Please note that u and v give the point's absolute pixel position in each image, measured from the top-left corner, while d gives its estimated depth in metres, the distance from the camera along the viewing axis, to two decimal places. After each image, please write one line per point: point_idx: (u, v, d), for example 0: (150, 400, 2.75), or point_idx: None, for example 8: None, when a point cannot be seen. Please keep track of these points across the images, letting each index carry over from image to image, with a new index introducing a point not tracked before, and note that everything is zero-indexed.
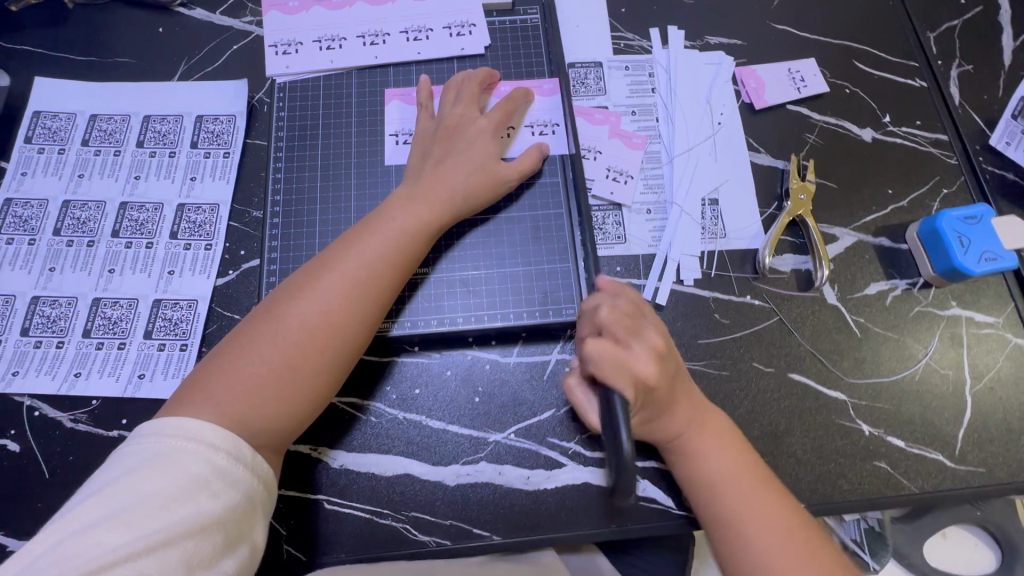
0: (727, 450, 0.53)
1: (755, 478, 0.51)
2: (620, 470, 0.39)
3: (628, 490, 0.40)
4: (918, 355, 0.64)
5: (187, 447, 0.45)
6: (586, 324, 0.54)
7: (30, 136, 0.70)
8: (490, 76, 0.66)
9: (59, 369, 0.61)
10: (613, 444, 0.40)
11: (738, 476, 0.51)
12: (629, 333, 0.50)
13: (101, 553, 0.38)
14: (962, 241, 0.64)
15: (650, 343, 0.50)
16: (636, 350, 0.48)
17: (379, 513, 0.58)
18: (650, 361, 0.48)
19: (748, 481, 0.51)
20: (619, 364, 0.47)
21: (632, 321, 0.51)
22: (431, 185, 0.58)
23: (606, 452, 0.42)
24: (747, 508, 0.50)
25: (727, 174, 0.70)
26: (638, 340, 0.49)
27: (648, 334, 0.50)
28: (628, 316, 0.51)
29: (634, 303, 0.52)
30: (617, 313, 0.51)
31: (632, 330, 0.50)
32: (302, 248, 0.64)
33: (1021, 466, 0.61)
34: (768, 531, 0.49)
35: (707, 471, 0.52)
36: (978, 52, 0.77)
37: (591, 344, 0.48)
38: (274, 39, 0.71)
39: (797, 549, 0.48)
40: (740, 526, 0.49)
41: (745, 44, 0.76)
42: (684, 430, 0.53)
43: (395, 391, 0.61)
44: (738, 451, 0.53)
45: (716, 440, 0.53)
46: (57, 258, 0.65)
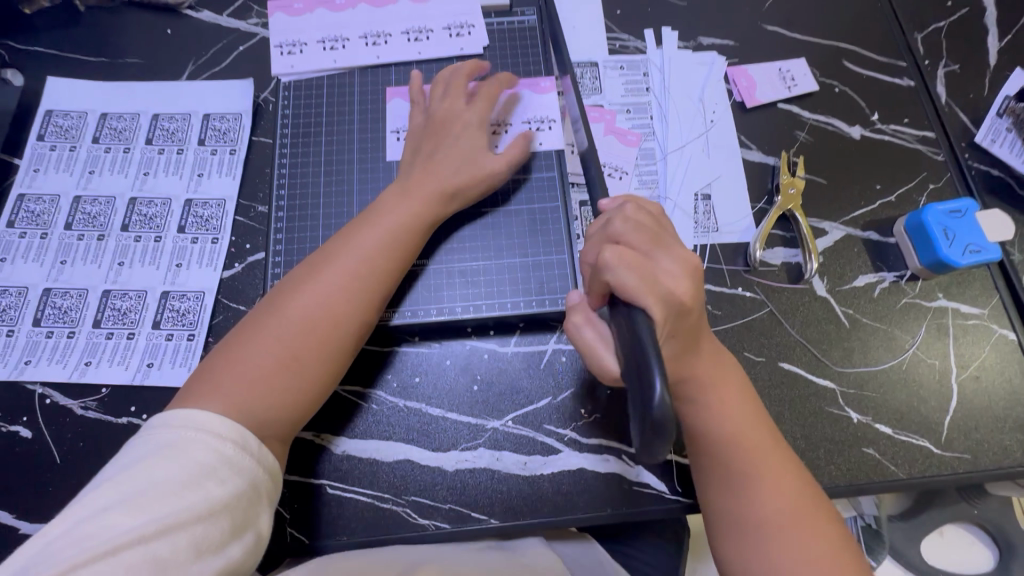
0: (743, 408, 0.53)
1: (766, 433, 0.53)
2: (653, 410, 0.36)
3: (666, 436, 0.37)
4: (906, 345, 0.65)
5: (195, 437, 0.46)
6: (593, 244, 0.52)
7: (43, 134, 0.72)
8: (480, 67, 0.67)
9: (70, 358, 0.63)
10: (644, 391, 0.37)
11: (752, 431, 0.52)
12: (653, 244, 0.49)
13: (114, 536, 0.39)
14: (947, 234, 0.65)
15: (682, 259, 0.49)
16: (667, 266, 0.48)
17: (381, 497, 0.60)
18: (676, 273, 0.47)
19: (754, 437, 0.52)
20: (649, 276, 0.46)
21: (651, 231, 0.50)
22: (423, 180, 0.61)
23: (634, 400, 0.39)
24: (758, 464, 0.51)
25: (720, 170, 0.72)
26: (665, 252, 0.48)
27: (675, 248, 0.49)
28: (648, 229, 0.50)
29: (651, 215, 0.52)
30: (635, 225, 0.50)
31: (658, 242, 0.49)
32: (306, 241, 0.66)
33: (1007, 453, 0.62)
34: (770, 484, 0.50)
35: (724, 424, 0.52)
36: (964, 52, 0.79)
37: (614, 253, 0.46)
38: (280, 40, 0.73)
39: (797, 503, 0.49)
40: (751, 480, 0.51)
41: (736, 45, 0.78)
42: (705, 382, 0.52)
43: (395, 379, 0.63)
44: (753, 409, 0.54)
45: (733, 394, 0.53)
46: (69, 251, 0.67)
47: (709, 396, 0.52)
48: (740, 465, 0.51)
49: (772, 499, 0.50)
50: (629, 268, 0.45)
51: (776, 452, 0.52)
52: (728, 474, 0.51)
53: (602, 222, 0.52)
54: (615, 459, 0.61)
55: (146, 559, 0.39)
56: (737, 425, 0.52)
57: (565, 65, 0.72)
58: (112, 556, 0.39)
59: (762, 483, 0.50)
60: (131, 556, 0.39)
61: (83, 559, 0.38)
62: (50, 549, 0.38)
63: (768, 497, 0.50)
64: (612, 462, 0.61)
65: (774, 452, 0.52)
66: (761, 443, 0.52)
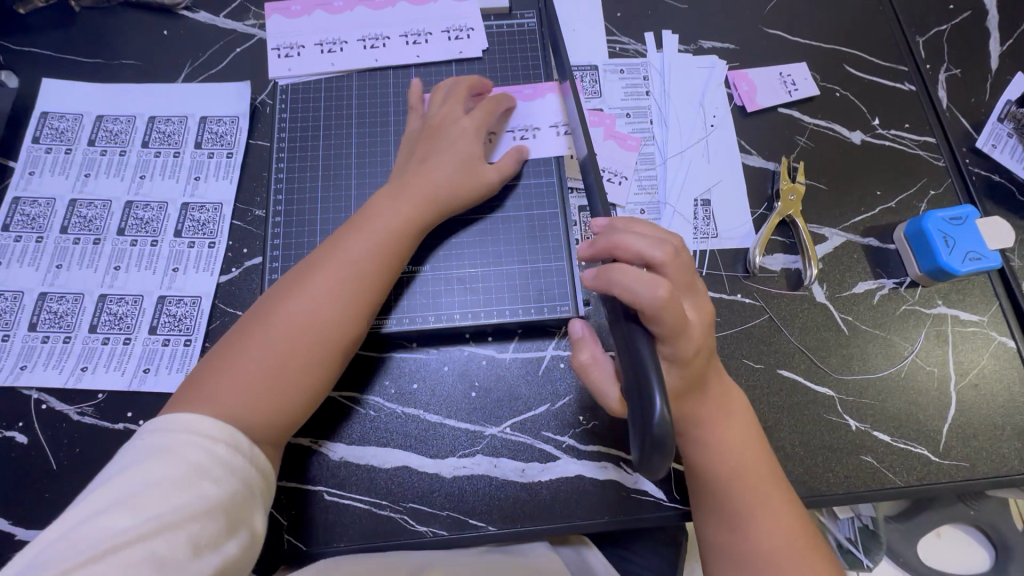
0: (745, 443, 0.53)
1: (767, 471, 0.53)
2: (653, 426, 0.39)
3: (665, 454, 0.39)
4: (905, 352, 0.65)
5: (187, 438, 0.46)
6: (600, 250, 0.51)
7: (39, 136, 0.71)
8: (481, 84, 0.67)
9: (66, 363, 0.63)
10: (645, 408, 0.40)
11: (753, 468, 0.52)
12: (684, 286, 0.49)
13: (111, 536, 0.40)
14: (947, 241, 0.65)
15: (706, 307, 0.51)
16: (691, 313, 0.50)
17: (378, 504, 0.59)
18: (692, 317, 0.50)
19: (751, 478, 0.52)
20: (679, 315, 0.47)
21: (686, 273, 0.50)
22: (415, 185, 0.60)
23: (635, 417, 0.41)
24: (757, 500, 0.51)
25: (720, 176, 0.72)
26: (689, 297, 0.50)
27: (699, 295, 0.51)
28: (686, 270, 0.50)
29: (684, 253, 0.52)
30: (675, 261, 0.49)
31: (690, 286, 0.50)
32: (303, 246, 0.65)
33: (1005, 461, 0.62)
34: (763, 525, 0.50)
35: (725, 460, 0.52)
36: (966, 57, 0.78)
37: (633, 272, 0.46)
38: (277, 42, 0.73)
39: (790, 546, 0.49)
40: (747, 516, 0.51)
41: (737, 48, 0.77)
42: (707, 417, 0.53)
43: (393, 386, 0.63)
44: (756, 444, 0.54)
45: (736, 432, 0.53)
46: (64, 255, 0.67)
47: (709, 432, 0.53)
48: (737, 502, 0.51)
49: (767, 535, 0.50)
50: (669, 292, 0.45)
51: (775, 488, 0.52)
52: (725, 511, 0.52)
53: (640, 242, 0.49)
54: (613, 466, 0.61)
55: (144, 558, 0.40)
56: (739, 460, 0.53)
57: (558, 67, 0.70)
58: (109, 557, 0.39)
59: (758, 518, 0.51)
60: (129, 556, 0.39)
61: (80, 561, 0.38)
62: (47, 553, 0.39)
63: (763, 534, 0.50)
64: (610, 469, 0.60)
65: (773, 489, 0.52)
66: (761, 480, 0.52)
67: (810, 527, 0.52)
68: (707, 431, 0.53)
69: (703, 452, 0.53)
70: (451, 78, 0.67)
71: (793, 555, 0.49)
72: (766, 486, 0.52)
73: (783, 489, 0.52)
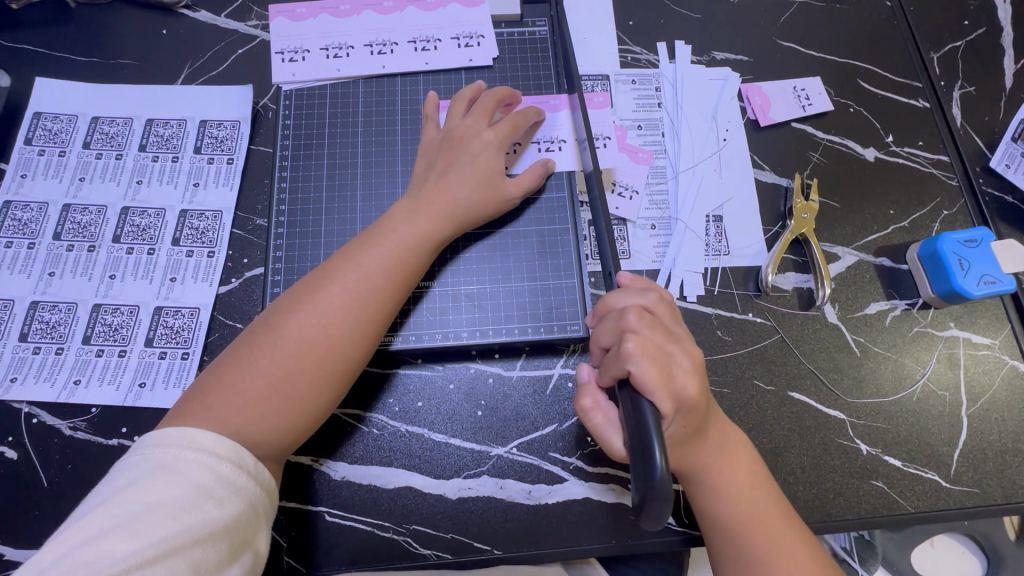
0: (755, 488, 0.53)
1: (779, 513, 0.52)
2: (655, 482, 0.38)
3: (665, 503, 0.39)
4: (916, 375, 0.65)
5: (191, 455, 0.44)
6: (607, 329, 0.51)
7: (31, 137, 0.69)
8: (510, 94, 0.65)
9: (58, 376, 0.61)
10: (645, 458, 0.40)
11: (764, 512, 0.52)
12: (670, 340, 0.49)
13: (110, 562, 0.38)
14: (962, 264, 0.64)
15: (690, 352, 0.50)
16: (681, 359, 0.48)
17: (381, 525, 0.58)
18: (691, 376, 0.48)
19: (765, 519, 0.51)
20: (666, 373, 0.46)
21: (664, 327, 0.50)
22: (434, 198, 0.58)
23: (635, 468, 0.41)
24: (772, 543, 0.51)
25: (732, 191, 0.70)
26: (679, 347, 0.49)
27: (686, 342, 0.50)
28: (662, 325, 0.50)
29: (669, 309, 0.53)
30: (650, 320, 0.49)
31: (672, 336, 0.49)
32: (306, 257, 0.63)
33: (1015, 488, 0.62)
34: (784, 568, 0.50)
35: (735, 504, 0.52)
36: (980, 75, 0.77)
37: (637, 342, 0.46)
38: (281, 46, 0.71)
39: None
40: (766, 562, 0.50)
41: (751, 61, 0.76)
42: (714, 463, 0.52)
43: (397, 403, 0.61)
44: (766, 487, 0.53)
45: (744, 475, 0.53)
46: (57, 262, 0.65)
47: (718, 478, 0.52)
48: (755, 548, 0.50)
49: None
50: (651, 359, 0.46)
51: (789, 529, 0.51)
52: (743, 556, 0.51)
53: (617, 312, 0.51)
54: (620, 489, 0.60)
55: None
56: (749, 503, 0.52)
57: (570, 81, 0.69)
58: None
59: (775, 564, 0.50)
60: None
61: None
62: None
63: None
64: (618, 492, 0.59)
65: (789, 532, 0.51)
66: (772, 524, 0.51)
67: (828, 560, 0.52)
68: (714, 476, 0.52)
69: (713, 497, 0.52)
70: (479, 86, 0.66)
71: None
72: (780, 527, 0.51)
73: (798, 526, 0.52)
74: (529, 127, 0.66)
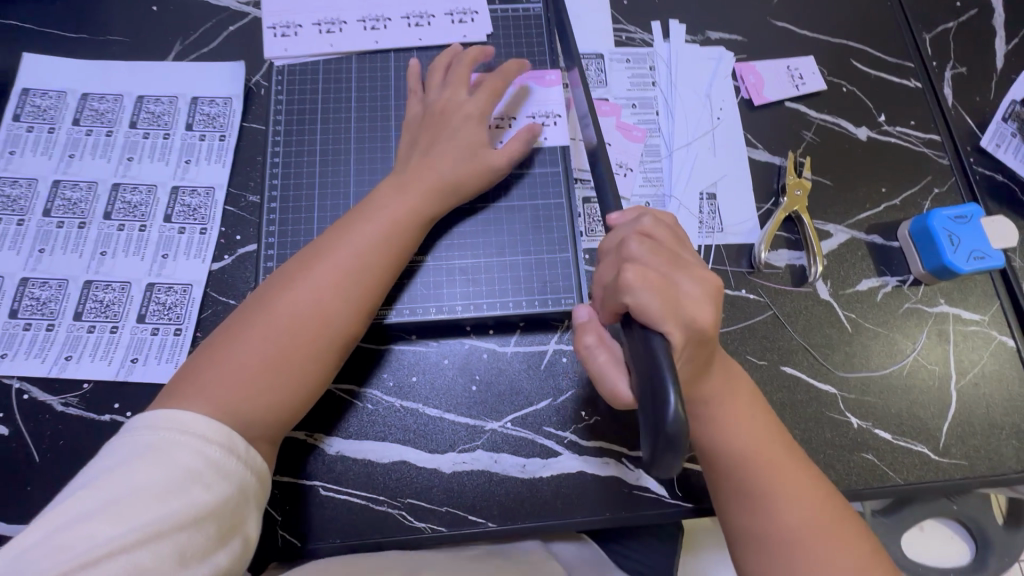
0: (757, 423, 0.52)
1: (781, 447, 0.52)
2: (670, 427, 0.37)
3: (677, 455, 0.38)
4: (906, 350, 0.65)
5: (179, 439, 0.44)
6: (609, 265, 0.50)
7: (19, 113, 0.68)
8: (484, 53, 0.65)
9: (49, 352, 0.60)
10: (659, 405, 0.38)
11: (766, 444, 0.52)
12: (673, 263, 0.48)
13: (92, 546, 0.38)
14: (952, 240, 0.65)
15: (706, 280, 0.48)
16: (689, 289, 0.46)
17: (375, 499, 0.58)
18: (700, 297, 0.46)
19: (765, 451, 0.51)
20: (675, 301, 0.45)
21: (671, 252, 0.49)
22: (419, 174, 0.58)
23: (648, 416, 0.40)
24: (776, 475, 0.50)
25: (726, 169, 0.71)
26: (683, 272, 0.47)
27: (693, 267, 0.48)
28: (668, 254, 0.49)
29: (670, 236, 0.51)
30: (650, 246, 0.48)
31: (676, 262, 0.48)
32: (300, 233, 0.63)
33: (1001, 460, 0.63)
34: (789, 500, 0.49)
35: (738, 438, 0.51)
36: (972, 54, 0.78)
37: (637, 274, 0.45)
38: (273, 21, 0.70)
39: (820, 521, 0.49)
40: (773, 496, 0.49)
41: (745, 40, 0.76)
42: (715, 396, 0.52)
43: (392, 378, 0.61)
44: (766, 425, 0.53)
45: (745, 410, 0.52)
46: (47, 239, 0.64)
47: (718, 411, 0.52)
48: (758, 480, 0.50)
49: (795, 506, 0.49)
50: (653, 291, 0.44)
51: (789, 460, 0.51)
52: (746, 489, 0.50)
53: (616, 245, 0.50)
54: (615, 462, 0.60)
55: (126, 570, 0.38)
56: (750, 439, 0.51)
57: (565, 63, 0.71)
58: (91, 568, 0.37)
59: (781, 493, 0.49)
60: (109, 568, 0.38)
61: (63, 570, 0.37)
62: (30, 557, 0.37)
63: (793, 512, 0.49)
64: (612, 466, 0.60)
65: (792, 465, 0.51)
66: (776, 456, 0.51)
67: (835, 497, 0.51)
68: (716, 409, 0.52)
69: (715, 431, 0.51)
70: (453, 53, 0.65)
71: (820, 532, 0.48)
72: (782, 460, 0.51)
73: (801, 462, 0.52)
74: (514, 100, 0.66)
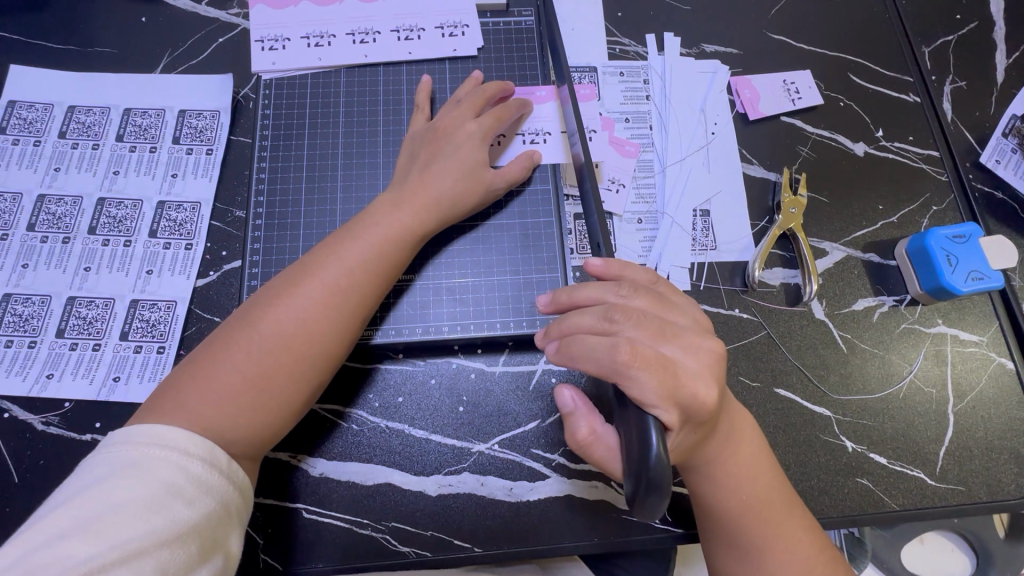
0: (757, 477, 0.52)
1: (781, 501, 0.52)
2: (653, 466, 0.39)
3: (662, 498, 0.40)
4: (903, 373, 0.64)
5: (159, 454, 0.43)
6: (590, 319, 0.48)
7: (5, 126, 0.67)
8: (505, 86, 0.65)
9: (30, 370, 0.59)
10: (640, 447, 0.41)
11: (771, 499, 0.51)
12: (662, 337, 0.47)
13: (70, 565, 0.37)
14: (950, 260, 0.64)
15: (705, 348, 0.48)
16: (683, 360, 0.47)
17: (359, 522, 0.57)
18: (703, 383, 0.46)
19: (764, 507, 0.51)
20: (683, 394, 0.45)
21: (657, 319, 0.48)
22: (417, 191, 0.57)
23: (632, 461, 0.42)
24: (773, 532, 0.51)
25: (720, 186, 0.70)
26: (673, 342, 0.47)
27: (686, 335, 0.48)
28: (655, 320, 0.48)
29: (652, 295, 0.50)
30: (640, 319, 0.47)
31: (667, 333, 0.47)
32: (286, 250, 0.62)
33: (1000, 486, 0.61)
34: (779, 552, 0.50)
35: (737, 493, 0.51)
36: (972, 69, 0.77)
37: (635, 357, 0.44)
38: (261, 34, 0.69)
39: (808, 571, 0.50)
40: (763, 550, 0.50)
41: (740, 54, 0.75)
42: (719, 456, 0.51)
43: (378, 398, 0.60)
44: (766, 476, 0.52)
45: (747, 465, 0.52)
46: (31, 254, 0.63)
47: (719, 469, 0.51)
48: (751, 536, 0.51)
49: (783, 564, 0.50)
50: (651, 373, 0.44)
51: (786, 516, 0.51)
52: (738, 542, 0.51)
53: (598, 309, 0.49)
54: (603, 486, 0.59)
55: None
56: (752, 491, 0.51)
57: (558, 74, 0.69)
58: None
59: (773, 547, 0.50)
60: None
61: None
62: None
63: (782, 564, 0.50)
64: (601, 490, 0.59)
65: (789, 519, 0.51)
66: (773, 510, 0.51)
67: (828, 544, 0.52)
68: (722, 467, 0.51)
69: (715, 489, 0.51)
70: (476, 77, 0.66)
71: None
72: (779, 514, 0.51)
73: (799, 513, 0.52)
74: (518, 119, 0.65)
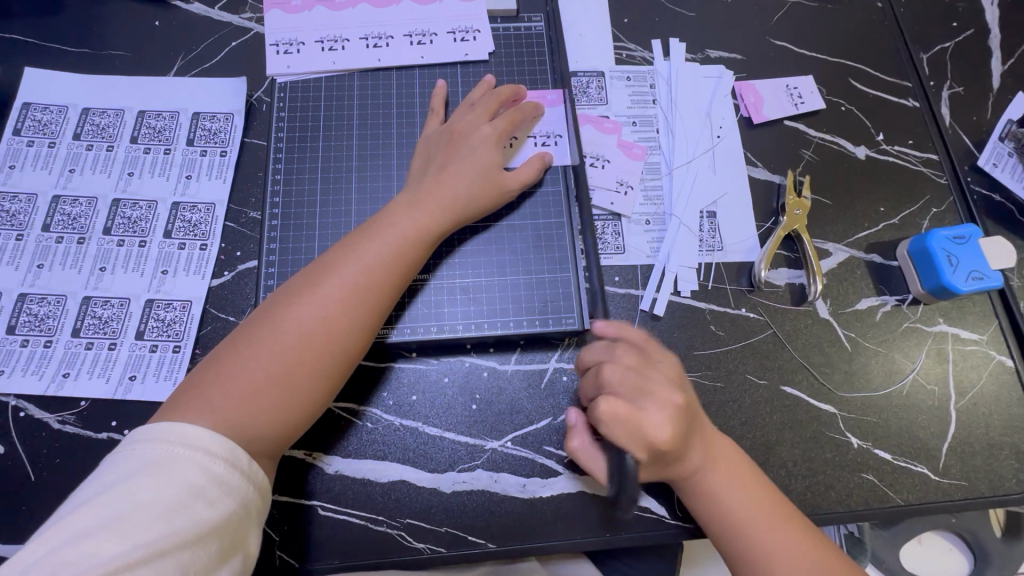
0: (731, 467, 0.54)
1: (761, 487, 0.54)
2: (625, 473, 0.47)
3: (633, 492, 0.47)
4: (906, 370, 0.65)
5: (184, 454, 0.44)
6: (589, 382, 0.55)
7: (20, 127, 0.68)
8: (517, 91, 0.66)
9: (46, 369, 0.60)
10: (617, 461, 0.48)
11: (748, 488, 0.54)
12: (641, 391, 0.52)
13: (96, 564, 0.38)
14: (951, 260, 0.65)
15: (671, 402, 0.52)
16: (653, 412, 0.50)
17: (375, 519, 0.58)
18: (663, 424, 0.50)
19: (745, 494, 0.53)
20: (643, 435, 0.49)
21: (638, 375, 0.52)
22: (433, 192, 0.58)
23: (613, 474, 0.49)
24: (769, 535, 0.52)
25: (726, 188, 0.71)
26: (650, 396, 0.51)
27: (661, 391, 0.52)
28: (634, 377, 0.52)
29: (639, 355, 0.54)
30: (621, 372, 0.52)
31: (644, 388, 0.52)
32: (301, 250, 0.63)
33: (1001, 481, 0.63)
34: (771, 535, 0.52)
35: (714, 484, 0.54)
36: (969, 75, 0.79)
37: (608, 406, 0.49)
38: (275, 38, 0.70)
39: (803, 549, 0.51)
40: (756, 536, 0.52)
41: (744, 59, 0.77)
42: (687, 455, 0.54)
43: (392, 397, 0.61)
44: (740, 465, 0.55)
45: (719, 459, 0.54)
46: (46, 254, 0.64)
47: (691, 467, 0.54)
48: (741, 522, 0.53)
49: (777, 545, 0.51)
50: (619, 422, 0.49)
51: (768, 501, 0.53)
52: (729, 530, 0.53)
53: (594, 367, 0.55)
54: None
55: None
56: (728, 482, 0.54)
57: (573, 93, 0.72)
58: None
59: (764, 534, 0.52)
60: None
61: None
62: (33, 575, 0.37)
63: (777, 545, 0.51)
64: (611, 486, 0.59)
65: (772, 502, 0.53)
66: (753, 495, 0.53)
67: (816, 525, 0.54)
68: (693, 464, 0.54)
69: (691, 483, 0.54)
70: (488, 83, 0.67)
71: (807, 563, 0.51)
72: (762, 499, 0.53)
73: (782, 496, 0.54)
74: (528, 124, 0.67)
